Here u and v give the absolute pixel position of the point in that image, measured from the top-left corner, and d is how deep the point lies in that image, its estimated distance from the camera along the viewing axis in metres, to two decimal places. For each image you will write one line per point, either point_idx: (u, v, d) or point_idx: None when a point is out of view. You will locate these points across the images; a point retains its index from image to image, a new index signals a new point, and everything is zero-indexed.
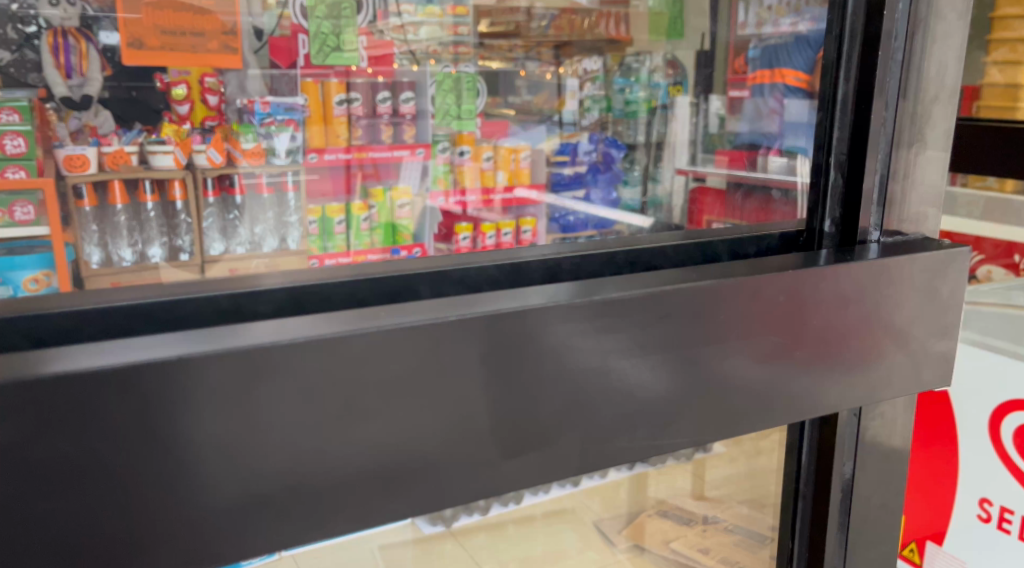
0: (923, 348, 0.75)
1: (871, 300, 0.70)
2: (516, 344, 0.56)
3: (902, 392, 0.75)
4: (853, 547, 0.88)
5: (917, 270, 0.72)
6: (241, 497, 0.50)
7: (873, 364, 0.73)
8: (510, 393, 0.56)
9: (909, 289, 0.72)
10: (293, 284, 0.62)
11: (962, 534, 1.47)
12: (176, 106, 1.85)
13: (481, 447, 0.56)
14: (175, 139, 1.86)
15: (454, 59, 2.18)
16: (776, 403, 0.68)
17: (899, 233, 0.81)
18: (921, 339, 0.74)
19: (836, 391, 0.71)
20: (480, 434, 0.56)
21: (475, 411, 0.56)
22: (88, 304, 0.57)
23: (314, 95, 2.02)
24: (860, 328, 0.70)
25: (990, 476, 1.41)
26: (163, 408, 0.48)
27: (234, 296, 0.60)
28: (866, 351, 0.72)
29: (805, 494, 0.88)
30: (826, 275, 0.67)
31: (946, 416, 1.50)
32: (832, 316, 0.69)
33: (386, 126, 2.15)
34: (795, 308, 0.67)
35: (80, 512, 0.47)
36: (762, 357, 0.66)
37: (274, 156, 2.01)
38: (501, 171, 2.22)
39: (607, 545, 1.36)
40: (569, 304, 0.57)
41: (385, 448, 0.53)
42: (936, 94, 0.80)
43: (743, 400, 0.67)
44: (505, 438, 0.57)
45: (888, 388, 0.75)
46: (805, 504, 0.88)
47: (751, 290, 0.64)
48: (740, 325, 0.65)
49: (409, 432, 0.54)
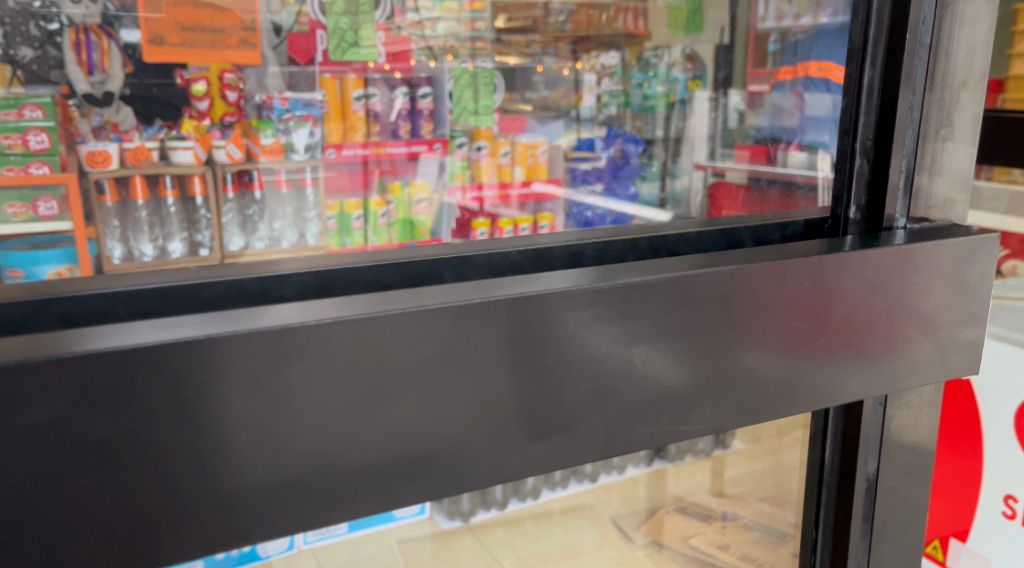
0: (949, 336, 0.74)
1: (898, 288, 0.70)
2: (541, 330, 0.56)
3: (930, 380, 0.75)
4: (878, 539, 0.87)
5: (944, 256, 0.71)
6: (270, 477, 0.50)
7: (900, 352, 0.72)
8: (534, 377, 0.56)
9: (936, 275, 0.71)
10: (317, 267, 0.62)
11: (986, 531, 1.45)
12: (195, 102, 1.87)
13: (506, 431, 0.56)
14: (194, 134, 1.87)
15: (471, 54, 2.17)
16: (801, 391, 0.68)
17: (926, 221, 0.80)
18: (948, 327, 0.73)
19: (862, 378, 0.70)
20: (505, 418, 0.56)
21: (499, 394, 0.55)
22: (117, 286, 0.57)
23: (333, 91, 2.02)
24: (887, 315, 0.70)
25: (1013, 472, 1.40)
26: (194, 386, 0.48)
27: (260, 279, 0.60)
28: (892, 337, 0.71)
29: (828, 484, 0.88)
30: (852, 261, 0.67)
31: (968, 413, 1.48)
32: (857, 303, 0.68)
33: (404, 122, 2.14)
34: (820, 295, 0.66)
35: (114, 490, 0.47)
36: (787, 344, 0.66)
37: (292, 151, 1.99)
38: (518, 167, 2.22)
39: (626, 541, 1.34)
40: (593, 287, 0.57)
41: (412, 430, 0.53)
42: (964, 78, 0.78)
43: (766, 387, 0.66)
44: (529, 423, 0.57)
45: (917, 376, 0.74)
46: (829, 495, 0.88)
47: (777, 275, 0.64)
48: (764, 311, 0.64)
49: (434, 415, 0.54)
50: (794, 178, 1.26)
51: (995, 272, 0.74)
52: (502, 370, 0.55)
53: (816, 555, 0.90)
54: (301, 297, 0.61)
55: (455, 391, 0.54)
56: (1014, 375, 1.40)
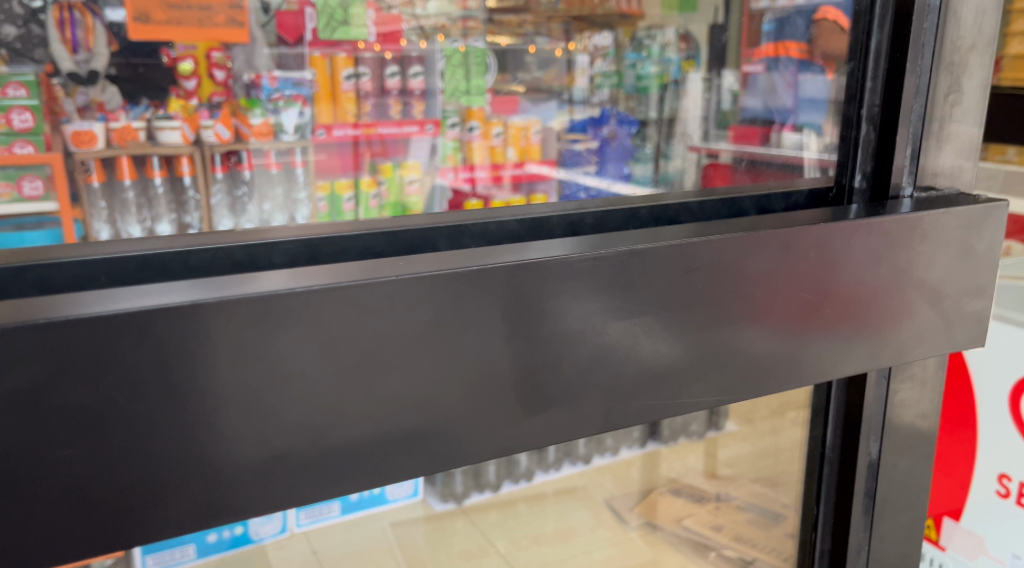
0: (954, 307, 0.73)
1: (904, 257, 0.68)
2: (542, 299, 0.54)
3: (935, 352, 0.74)
4: (880, 514, 0.86)
5: (951, 225, 0.70)
6: (259, 451, 0.49)
7: (905, 323, 0.71)
8: (531, 347, 0.54)
9: (943, 244, 0.70)
10: (305, 235, 0.61)
11: (980, 510, 1.45)
12: (182, 81, 1.84)
13: (503, 403, 0.54)
14: (181, 114, 1.85)
15: (463, 34, 2.07)
16: (803, 363, 0.66)
17: (934, 190, 0.79)
18: (953, 298, 0.72)
19: (865, 350, 0.69)
20: (502, 390, 0.54)
21: (497, 364, 0.54)
22: (97, 253, 0.55)
23: (323, 69, 1.96)
24: (892, 286, 0.68)
25: (1008, 449, 1.40)
26: (178, 356, 0.46)
27: (248, 247, 0.59)
28: (897, 309, 0.69)
29: (831, 460, 0.87)
30: (858, 229, 0.65)
31: (962, 393, 1.48)
32: (862, 273, 0.66)
33: (394, 103, 2.08)
34: (825, 264, 0.64)
35: (94, 462, 0.45)
36: (791, 315, 0.64)
37: (282, 132, 1.96)
38: (511, 147, 2.10)
39: (619, 522, 1.32)
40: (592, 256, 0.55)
41: (409, 404, 0.52)
42: (973, 42, 0.78)
43: (767, 359, 0.64)
44: (527, 395, 0.55)
45: (921, 348, 0.73)
46: (831, 470, 0.87)
47: (782, 243, 0.62)
48: (768, 281, 0.62)
49: (433, 388, 0.52)
50: (776, 161, 1.28)
51: (1002, 242, 0.73)
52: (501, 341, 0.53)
53: (817, 532, 0.89)
54: (291, 265, 0.60)
55: (452, 363, 0.52)
56: (1009, 352, 1.40)
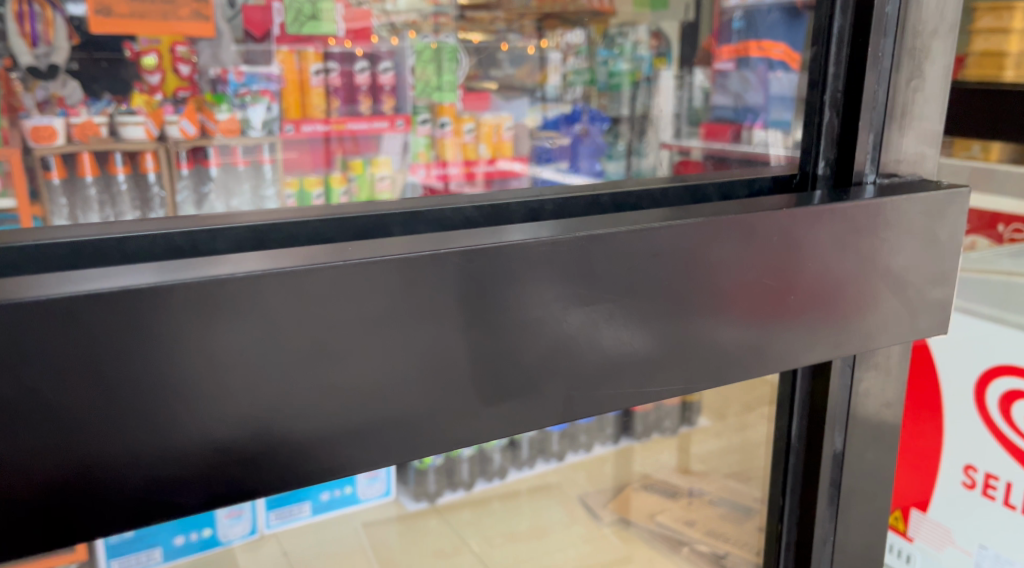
0: (918, 295, 0.73)
1: (868, 244, 0.68)
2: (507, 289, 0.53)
3: (899, 339, 0.73)
4: (847, 505, 0.86)
5: (914, 211, 0.70)
6: (197, 443, 0.47)
7: (870, 313, 0.70)
8: (488, 335, 0.53)
9: (906, 231, 0.70)
10: (252, 221, 0.59)
11: (947, 501, 1.46)
12: (146, 76, 1.81)
13: (459, 393, 0.53)
14: (146, 109, 1.81)
15: (434, 30, 2.03)
16: (767, 351, 0.66)
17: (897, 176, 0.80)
18: (917, 285, 0.72)
19: (830, 339, 0.69)
20: (460, 379, 0.53)
21: (453, 352, 0.52)
22: (26, 239, 0.53)
23: (290, 65, 1.93)
24: (857, 275, 0.68)
25: (976, 441, 1.41)
26: (109, 344, 0.44)
27: (189, 233, 0.57)
28: (862, 297, 0.69)
29: (795, 450, 0.86)
30: (822, 216, 0.65)
31: (931, 384, 1.49)
32: (827, 260, 0.66)
33: (364, 98, 2.08)
34: (789, 251, 0.64)
35: (19, 454, 0.43)
36: (755, 304, 0.64)
37: (249, 127, 1.93)
38: (483, 145, 2.07)
39: (592, 519, 1.31)
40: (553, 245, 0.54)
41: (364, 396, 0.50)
42: (936, 27, 0.78)
43: (732, 348, 0.64)
44: (483, 384, 0.54)
45: (885, 336, 0.72)
46: (796, 460, 0.87)
47: (746, 229, 0.61)
48: (732, 269, 0.62)
49: (386, 378, 0.51)
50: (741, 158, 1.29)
51: (965, 229, 0.73)
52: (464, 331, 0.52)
53: (784, 523, 0.89)
54: (236, 251, 0.57)
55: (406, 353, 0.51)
56: (976, 344, 1.41)
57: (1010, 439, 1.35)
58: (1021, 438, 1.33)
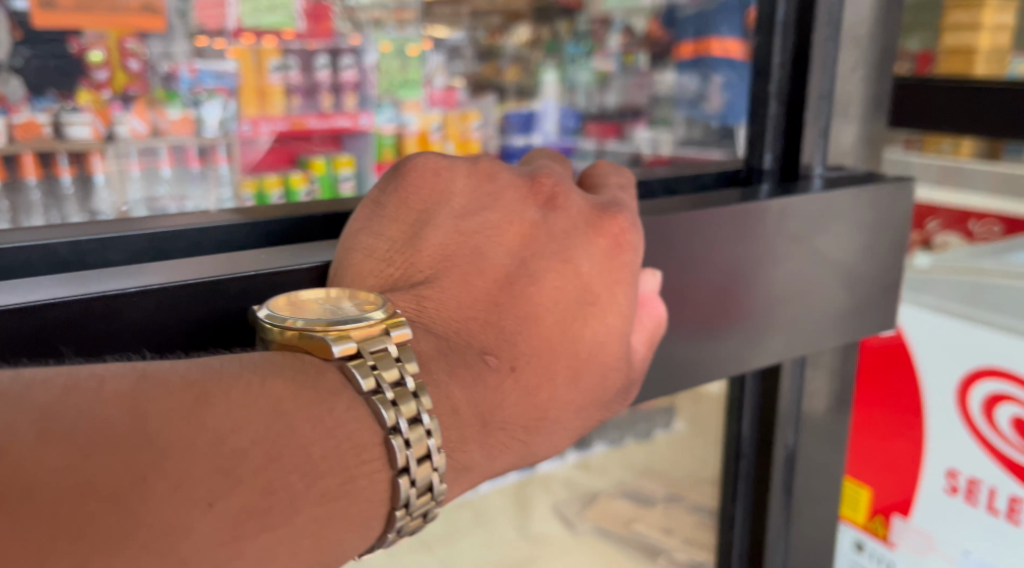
0: (857, 296, 0.80)
1: (813, 243, 0.75)
2: (436, 252, 0.57)
3: (840, 333, 0.81)
4: (798, 510, 0.92)
5: (863, 206, 0.77)
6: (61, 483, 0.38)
7: (812, 297, 0.77)
8: (484, 327, 0.55)
9: (849, 229, 0.77)
10: (148, 230, 0.57)
11: (930, 506, 1.40)
12: (93, 72, 1.66)
13: (466, 407, 0.52)
14: (92, 107, 1.65)
15: (399, 25, 2.04)
16: (721, 354, 0.72)
17: (839, 169, 0.84)
18: (858, 283, 0.80)
19: (780, 338, 0.76)
20: (463, 365, 0.53)
21: (450, 333, 0.55)
22: None
23: (247, 61, 1.88)
24: (804, 273, 0.75)
25: (956, 444, 1.36)
26: None
27: (73, 244, 0.54)
28: (807, 293, 0.76)
29: (747, 455, 0.92)
30: (773, 211, 0.71)
31: (908, 386, 1.45)
32: (778, 258, 0.73)
33: (325, 95, 2.06)
34: (743, 248, 0.70)
35: None
36: (709, 304, 0.70)
37: (203, 126, 1.80)
38: (449, 142, 2.09)
39: (568, 529, 1.33)
40: (495, 226, 0.57)
41: (356, 383, 0.48)
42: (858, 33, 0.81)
43: (697, 345, 0.70)
44: (479, 375, 0.53)
45: (828, 331, 0.80)
46: (747, 464, 0.92)
47: (706, 226, 0.67)
48: (695, 267, 0.68)
49: (373, 364, 0.49)
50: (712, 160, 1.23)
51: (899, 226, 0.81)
52: (404, 285, 0.56)
53: (735, 529, 0.96)
54: (135, 261, 0.56)
55: (380, 333, 0.50)
56: (957, 346, 1.37)
57: (992, 442, 1.30)
58: (1004, 442, 1.29)
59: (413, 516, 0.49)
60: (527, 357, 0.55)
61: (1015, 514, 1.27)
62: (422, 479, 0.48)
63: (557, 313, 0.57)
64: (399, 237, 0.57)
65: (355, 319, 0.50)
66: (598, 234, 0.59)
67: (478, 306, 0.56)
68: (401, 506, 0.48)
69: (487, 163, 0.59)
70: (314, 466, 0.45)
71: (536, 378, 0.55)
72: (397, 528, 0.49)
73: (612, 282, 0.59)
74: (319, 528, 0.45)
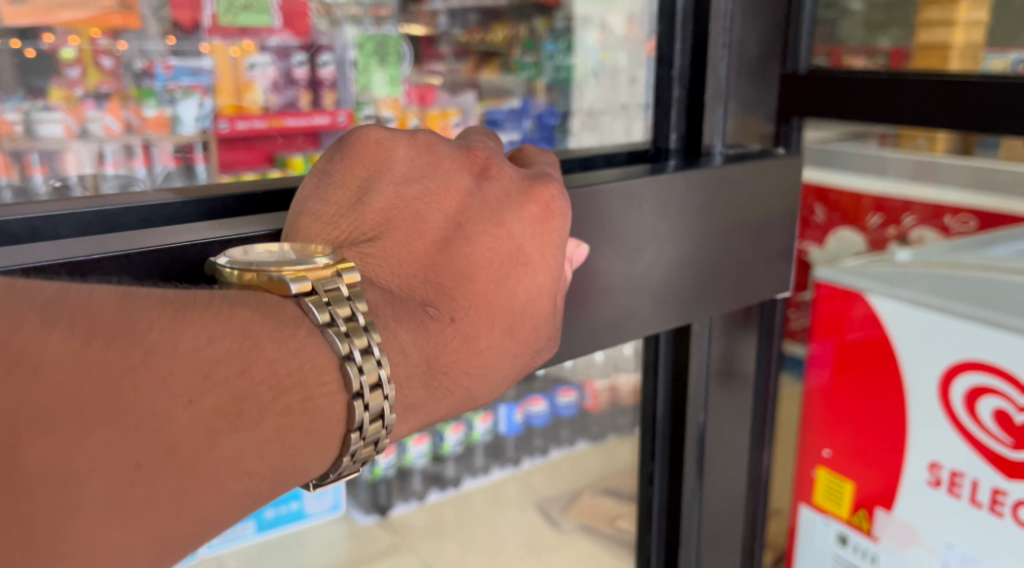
0: (726, 263, 1.11)
1: (689, 224, 1.06)
2: (378, 216, 0.82)
3: (713, 293, 1.13)
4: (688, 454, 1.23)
5: (724, 201, 1.09)
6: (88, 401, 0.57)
7: (684, 266, 1.07)
8: (432, 282, 0.81)
9: (717, 215, 1.09)
10: None
11: (913, 497, 1.44)
12: (65, 70, 1.59)
13: (416, 328, 0.79)
14: (64, 105, 1.58)
15: (375, 22, 2.01)
16: (612, 315, 1.02)
17: (729, 150, 1.17)
18: (728, 255, 1.12)
19: (663, 298, 1.07)
20: (414, 299, 0.81)
21: (407, 282, 0.81)
22: None
23: (223, 59, 1.81)
24: (681, 252, 1.06)
25: (939, 438, 1.40)
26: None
27: None
28: (686, 264, 1.07)
29: (645, 404, 1.25)
30: (654, 197, 1.01)
31: (889, 380, 1.49)
32: (660, 238, 1.04)
33: (303, 91, 1.94)
34: (632, 227, 1.01)
35: None
36: (607, 270, 0.99)
37: (179, 124, 1.68)
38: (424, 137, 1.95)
39: (551, 525, 1.59)
40: (432, 193, 0.82)
41: (312, 316, 0.71)
42: None
43: (597, 298, 1.00)
44: (426, 317, 0.80)
45: (704, 291, 1.12)
46: (646, 419, 1.23)
47: (607, 208, 0.98)
48: (599, 242, 0.98)
49: (326, 300, 0.72)
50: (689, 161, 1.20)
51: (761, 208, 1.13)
52: (351, 242, 0.82)
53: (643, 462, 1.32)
54: None
55: (332, 275, 0.75)
56: (936, 340, 1.40)
57: (975, 435, 1.34)
58: (985, 434, 1.32)
59: (364, 445, 0.73)
60: (459, 306, 0.81)
61: (998, 505, 1.30)
62: (372, 403, 0.71)
63: (488, 269, 0.82)
64: (353, 210, 0.82)
65: (310, 265, 0.74)
66: (531, 200, 0.84)
67: (417, 265, 0.81)
68: (356, 429, 0.71)
69: (426, 145, 0.84)
70: (279, 381, 0.66)
71: (467, 323, 0.81)
72: (350, 453, 0.72)
73: (540, 245, 0.84)
74: (281, 431, 0.66)
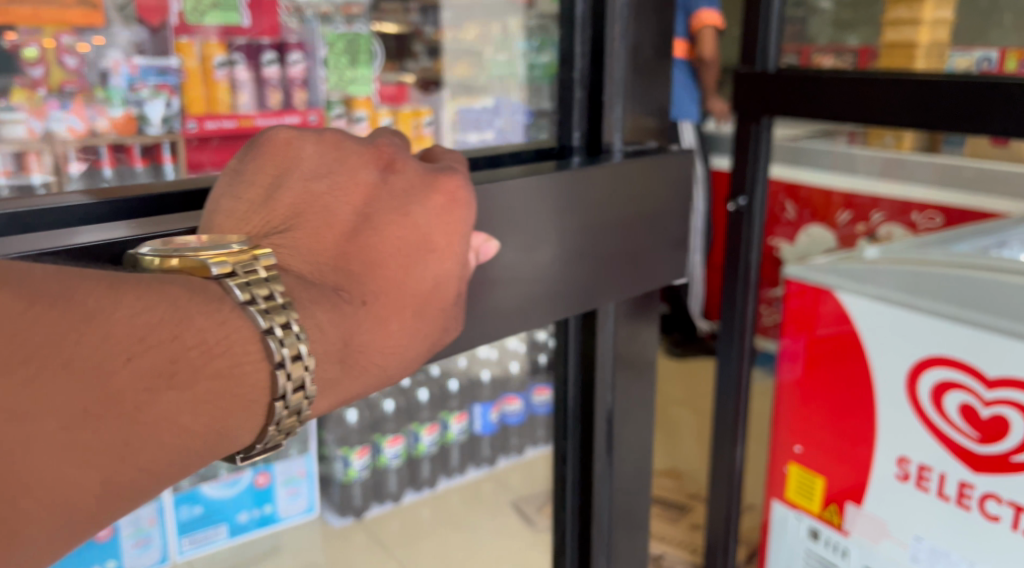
0: (645, 252, 1.13)
1: (610, 213, 1.07)
2: (287, 208, 0.80)
3: (635, 281, 1.14)
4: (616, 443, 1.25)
5: (647, 187, 1.11)
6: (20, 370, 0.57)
7: (605, 254, 1.08)
8: (346, 266, 0.80)
9: (635, 204, 1.10)
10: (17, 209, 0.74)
11: (885, 492, 1.46)
12: (28, 69, 1.56)
13: (330, 308, 0.77)
14: (27, 105, 1.54)
15: (346, 20, 1.95)
16: (534, 300, 1.02)
17: (637, 142, 1.18)
18: (647, 245, 1.14)
19: (586, 286, 1.07)
20: (326, 284, 0.79)
21: (317, 264, 0.79)
22: None
23: (191, 58, 1.81)
24: (606, 236, 1.07)
25: (907, 433, 1.42)
26: None
27: None
28: (609, 252, 1.08)
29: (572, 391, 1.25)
30: (578, 182, 1.02)
31: (857, 375, 1.51)
32: (586, 223, 1.05)
33: (273, 91, 1.95)
34: (553, 214, 1.01)
35: None
36: (526, 255, 0.99)
37: (147, 124, 1.66)
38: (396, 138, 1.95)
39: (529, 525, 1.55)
40: (340, 187, 0.81)
41: (234, 295, 0.69)
42: None
43: (515, 288, 0.99)
44: (341, 296, 0.78)
45: (626, 279, 1.12)
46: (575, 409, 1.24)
47: (526, 194, 0.97)
48: (518, 230, 0.98)
49: (246, 282, 0.70)
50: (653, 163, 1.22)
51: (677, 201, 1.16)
52: (262, 235, 0.79)
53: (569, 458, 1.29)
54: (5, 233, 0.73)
55: (249, 259, 0.72)
56: (907, 337, 1.42)
57: (942, 430, 1.36)
58: (953, 429, 1.34)
59: (288, 413, 0.70)
60: (374, 289, 0.80)
61: (964, 498, 1.33)
62: (295, 376, 0.69)
63: (398, 253, 0.81)
64: (259, 201, 0.79)
65: (227, 249, 0.72)
66: (437, 190, 0.82)
67: (327, 254, 0.80)
68: (279, 398, 0.69)
69: (331, 136, 0.82)
70: (208, 348, 0.66)
71: (382, 303, 0.80)
72: (276, 419, 0.70)
73: (451, 232, 0.83)
74: (211, 401, 0.65)
